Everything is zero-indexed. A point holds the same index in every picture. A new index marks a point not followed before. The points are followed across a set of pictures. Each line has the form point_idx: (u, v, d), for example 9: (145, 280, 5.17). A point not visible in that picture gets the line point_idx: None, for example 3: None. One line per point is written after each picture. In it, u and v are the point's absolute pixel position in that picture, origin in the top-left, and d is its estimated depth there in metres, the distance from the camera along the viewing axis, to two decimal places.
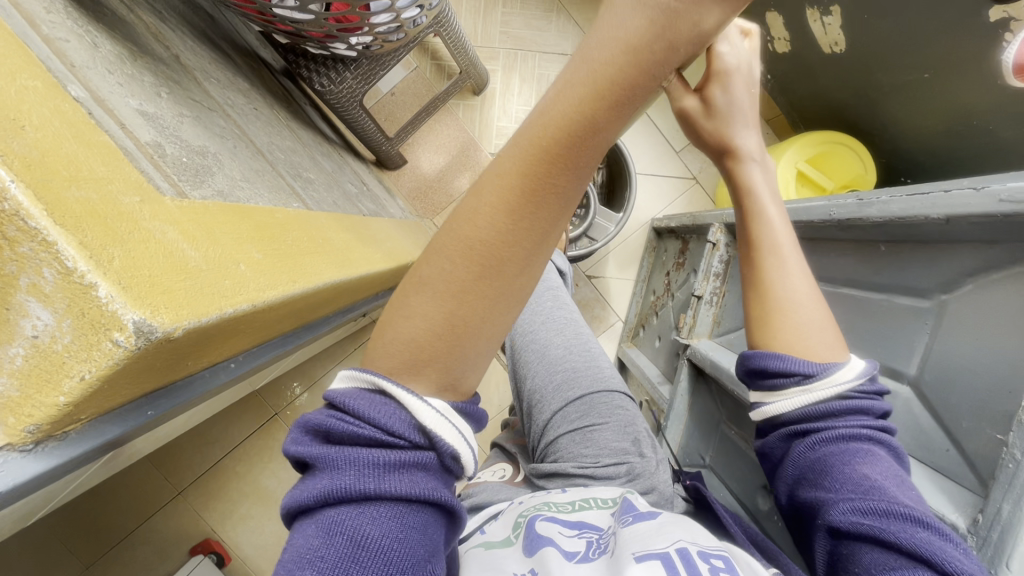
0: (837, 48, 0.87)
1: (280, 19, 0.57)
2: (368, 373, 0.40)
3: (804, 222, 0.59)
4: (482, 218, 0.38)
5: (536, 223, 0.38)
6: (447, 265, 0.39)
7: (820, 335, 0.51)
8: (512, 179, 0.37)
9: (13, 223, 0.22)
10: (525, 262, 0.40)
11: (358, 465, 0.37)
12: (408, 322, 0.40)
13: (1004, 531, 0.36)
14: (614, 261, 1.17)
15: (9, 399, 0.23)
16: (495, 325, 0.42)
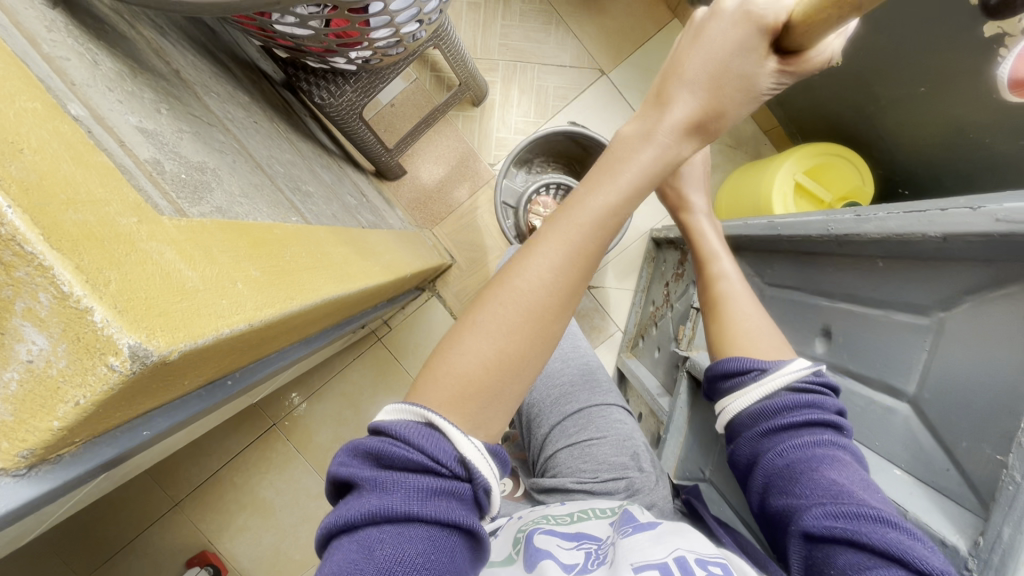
0: (833, 61, 0.87)
1: (280, 34, 0.58)
2: (417, 407, 0.41)
3: (802, 237, 0.59)
4: (530, 268, 0.45)
5: (574, 275, 0.46)
6: (498, 309, 0.45)
7: (768, 338, 0.61)
8: (560, 237, 0.45)
9: (9, 248, 0.22)
10: (563, 310, 0.46)
11: (405, 487, 0.38)
12: (461, 359, 0.44)
13: (1005, 552, 0.35)
14: (613, 271, 1.17)
15: (1, 424, 0.23)
16: (531, 372, 0.46)
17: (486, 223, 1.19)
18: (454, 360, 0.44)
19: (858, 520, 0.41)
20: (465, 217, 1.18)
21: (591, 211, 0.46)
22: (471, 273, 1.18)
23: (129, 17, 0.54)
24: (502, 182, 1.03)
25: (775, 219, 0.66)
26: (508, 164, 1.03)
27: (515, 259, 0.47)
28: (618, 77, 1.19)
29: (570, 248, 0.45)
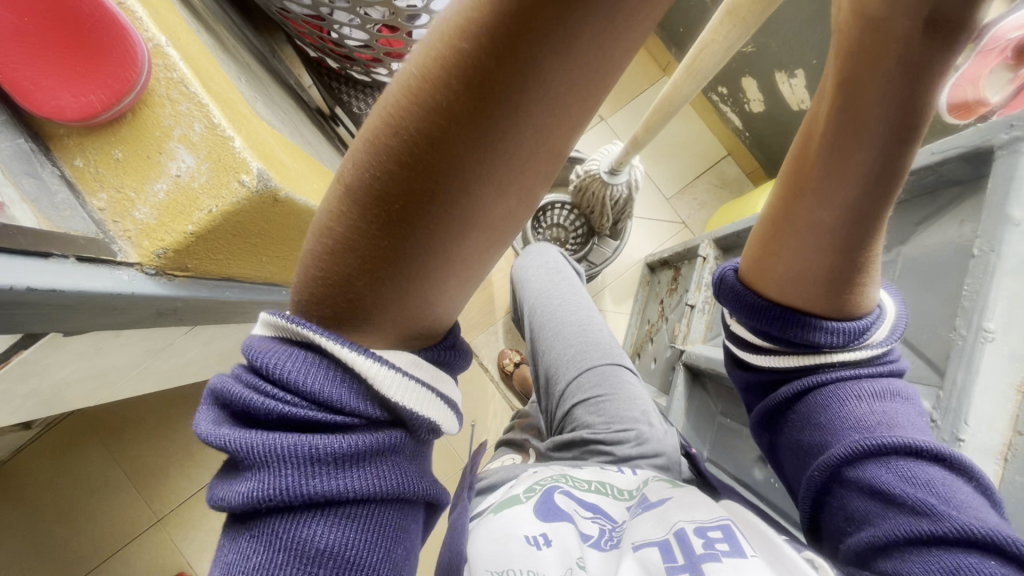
0: (804, 105, 0.97)
1: (337, 40, 0.68)
2: (291, 324, 0.26)
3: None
4: (409, 118, 0.20)
5: (521, 123, 0.20)
6: (364, 178, 0.22)
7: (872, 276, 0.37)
8: (448, 46, 0.19)
9: (177, 88, 0.28)
10: (483, 192, 0.22)
11: (292, 457, 0.25)
12: (318, 258, 0.25)
13: (961, 390, 0.34)
14: (610, 294, 1.23)
15: (146, 225, 0.28)
16: (456, 274, 0.25)
17: None
18: (314, 232, 0.25)
19: (889, 458, 0.34)
20: None
21: None
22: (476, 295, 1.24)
23: (212, 17, 0.64)
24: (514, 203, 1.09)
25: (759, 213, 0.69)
26: None
27: (411, 55, 0.21)
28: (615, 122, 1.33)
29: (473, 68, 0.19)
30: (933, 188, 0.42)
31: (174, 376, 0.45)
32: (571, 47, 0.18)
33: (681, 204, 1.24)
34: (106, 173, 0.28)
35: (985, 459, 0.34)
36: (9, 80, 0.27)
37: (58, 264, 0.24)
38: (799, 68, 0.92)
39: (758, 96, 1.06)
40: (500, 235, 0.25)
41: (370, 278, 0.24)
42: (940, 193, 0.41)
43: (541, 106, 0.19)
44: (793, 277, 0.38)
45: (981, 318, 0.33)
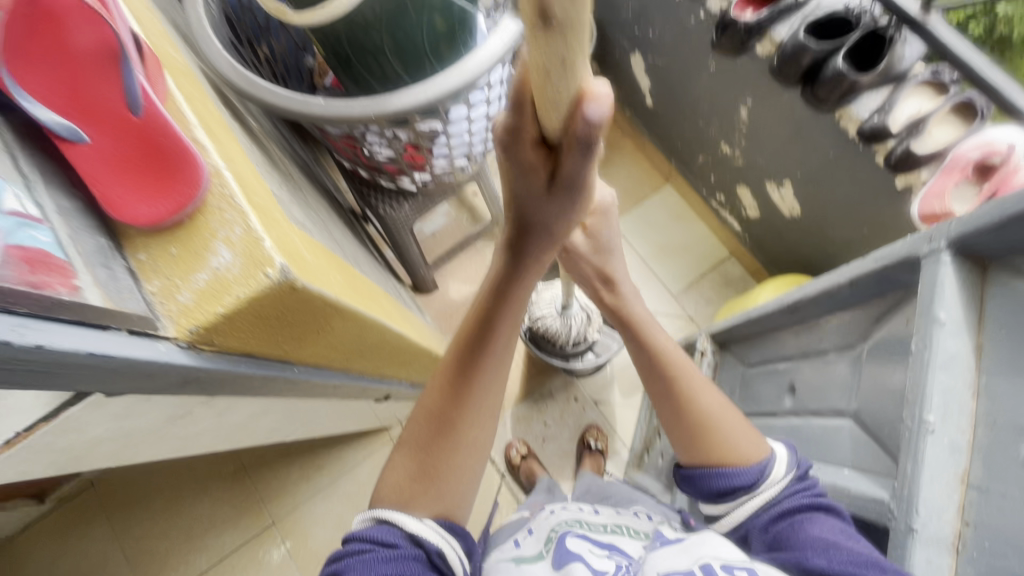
0: (795, 212, 1.03)
1: (369, 155, 0.79)
2: (370, 513, 0.48)
3: (764, 331, 0.68)
4: (436, 398, 0.50)
5: (480, 386, 0.50)
6: (419, 428, 0.50)
7: (734, 430, 0.50)
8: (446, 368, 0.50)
9: (226, 200, 0.36)
10: (470, 421, 0.49)
11: (365, 563, 0.43)
12: (393, 472, 0.50)
13: (914, 482, 0.35)
14: (619, 388, 1.24)
15: (187, 307, 0.35)
16: (468, 467, 0.50)
17: None
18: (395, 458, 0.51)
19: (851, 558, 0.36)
20: None
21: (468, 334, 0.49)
22: None
23: (266, 137, 0.76)
24: None
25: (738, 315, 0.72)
26: None
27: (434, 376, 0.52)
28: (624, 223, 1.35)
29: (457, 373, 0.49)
30: (884, 290, 0.46)
31: (189, 444, 0.49)
32: (491, 354, 0.49)
33: (688, 299, 1.28)
34: (161, 264, 0.35)
35: (935, 547, 0.35)
36: (102, 196, 0.35)
37: (111, 334, 0.30)
38: (786, 178, 1.00)
39: (751, 202, 1.14)
40: (479, 441, 0.51)
41: (419, 473, 0.48)
42: (892, 295, 0.45)
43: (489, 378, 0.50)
44: (690, 440, 0.52)
45: (921, 410, 0.35)
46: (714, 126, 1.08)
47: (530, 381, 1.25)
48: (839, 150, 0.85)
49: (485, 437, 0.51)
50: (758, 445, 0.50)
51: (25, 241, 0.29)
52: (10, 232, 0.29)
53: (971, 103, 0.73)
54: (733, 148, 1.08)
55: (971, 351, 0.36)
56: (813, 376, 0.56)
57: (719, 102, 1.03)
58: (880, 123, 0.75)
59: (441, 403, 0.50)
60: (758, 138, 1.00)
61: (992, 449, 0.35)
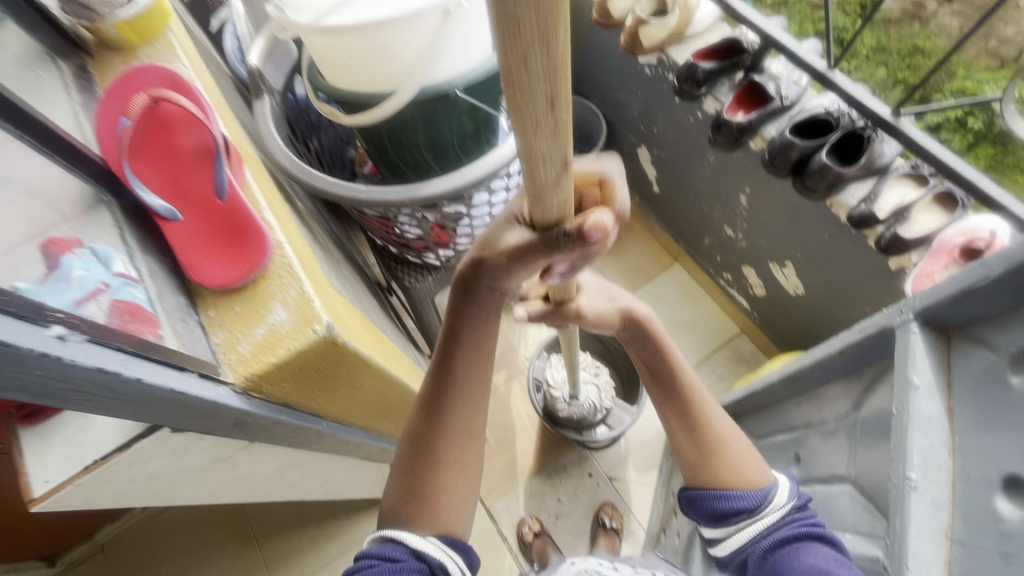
0: (799, 290, 1.08)
1: (400, 233, 0.88)
2: (379, 531, 0.53)
3: (771, 402, 0.70)
4: (421, 421, 0.53)
5: (460, 405, 0.53)
6: (409, 451, 0.54)
7: (741, 454, 0.55)
8: (427, 388, 0.54)
9: (284, 267, 0.42)
10: (454, 443, 0.53)
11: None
12: (390, 496, 0.54)
13: (904, 538, 0.36)
14: (634, 464, 1.23)
15: (244, 357, 0.40)
16: (461, 488, 0.53)
17: (518, 409, 1.30)
18: (391, 486, 0.55)
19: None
20: (500, 399, 1.31)
21: (441, 358, 0.53)
22: (500, 453, 1.25)
23: (310, 216, 0.86)
24: (536, 363, 1.18)
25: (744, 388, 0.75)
26: (543, 349, 1.19)
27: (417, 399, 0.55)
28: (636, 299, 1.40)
29: (437, 396, 0.53)
30: (875, 358, 0.49)
31: (224, 491, 0.53)
32: (464, 372, 0.52)
33: (701, 375, 1.30)
34: (225, 319, 0.41)
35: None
36: (187, 263, 0.42)
37: (186, 376, 0.35)
38: (787, 259, 1.06)
39: (758, 281, 1.19)
40: (467, 460, 0.54)
41: (415, 496, 0.52)
42: (882, 363, 0.49)
43: (467, 398, 0.53)
44: (704, 458, 0.55)
45: (904, 468, 0.37)
46: (717, 211, 1.17)
47: (544, 454, 1.25)
48: (834, 233, 0.91)
49: (471, 457, 0.54)
50: (761, 468, 0.54)
51: (127, 297, 0.38)
52: (116, 289, 0.38)
53: (951, 194, 0.79)
54: (736, 231, 1.15)
55: (943, 413, 0.39)
56: (818, 445, 0.58)
57: (720, 190, 1.12)
58: (867, 211, 0.82)
59: (424, 427, 0.53)
60: (758, 223, 1.07)
61: (969, 504, 0.36)
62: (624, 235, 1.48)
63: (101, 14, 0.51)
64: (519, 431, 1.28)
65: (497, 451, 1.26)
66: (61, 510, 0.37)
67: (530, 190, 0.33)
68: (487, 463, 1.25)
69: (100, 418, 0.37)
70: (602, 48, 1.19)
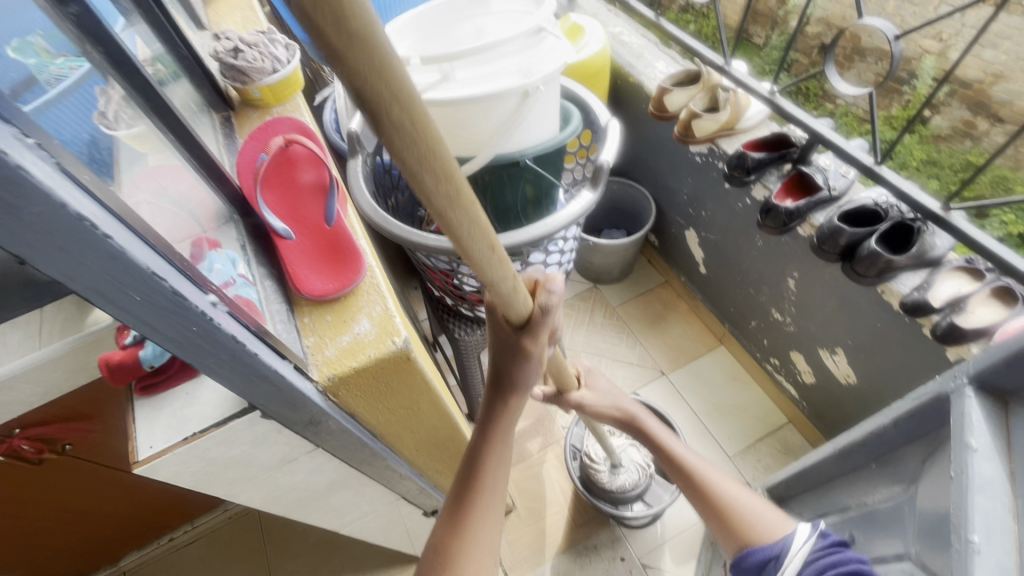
0: (850, 379, 1.05)
1: (458, 285, 0.95)
2: None
3: (824, 483, 0.68)
4: (451, 518, 0.54)
5: (486, 505, 0.54)
6: (437, 546, 0.54)
7: (757, 522, 0.62)
8: (460, 484, 0.55)
9: (373, 289, 0.49)
10: (475, 544, 0.53)
11: None
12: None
13: None
14: (670, 552, 1.15)
15: (329, 359, 0.45)
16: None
17: (551, 478, 1.27)
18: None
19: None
20: (533, 466, 1.28)
21: (473, 458, 0.55)
22: (528, 523, 1.21)
23: None
24: (575, 430, 1.17)
25: (790, 468, 0.73)
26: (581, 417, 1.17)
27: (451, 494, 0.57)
28: (677, 377, 1.38)
29: (466, 494, 0.54)
30: (938, 426, 0.49)
31: (279, 499, 0.56)
32: (493, 473, 0.55)
33: (745, 463, 1.24)
34: (316, 324, 0.47)
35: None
36: (292, 273, 0.48)
37: (285, 364, 0.39)
38: (838, 346, 1.04)
39: (807, 368, 1.16)
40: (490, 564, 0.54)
41: None
42: (945, 432, 0.48)
43: (496, 499, 0.55)
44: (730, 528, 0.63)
45: (966, 530, 0.36)
46: (764, 293, 1.18)
47: (574, 531, 1.20)
48: (886, 321, 0.91)
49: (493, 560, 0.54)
50: (784, 522, 0.62)
51: (245, 293, 0.43)
52: (240, 285, 0.44)
53: (1009, 289, 0.78)
54: (784, 315, 1.15)
55: (1005, 476, 0.38)
56: (877, 524, 0.55)
57: (768, 273, 1.14)
58: (919, 298, 0.82)
59: (451, 522, 0.54)
60: (807, 307, 1.08)
61: None
62: (667, 314, 1.49)
63: (253, 80, 0.64)
64: (550, 503, 1.24)
65: (526, 520, 1.22)
66: (152, 477, 0.41)
67: (501, 295, 0.40)
68: (514, 533, 1.21)
69: (203, 397, 0.42)
70: (657, 138, 1.30)
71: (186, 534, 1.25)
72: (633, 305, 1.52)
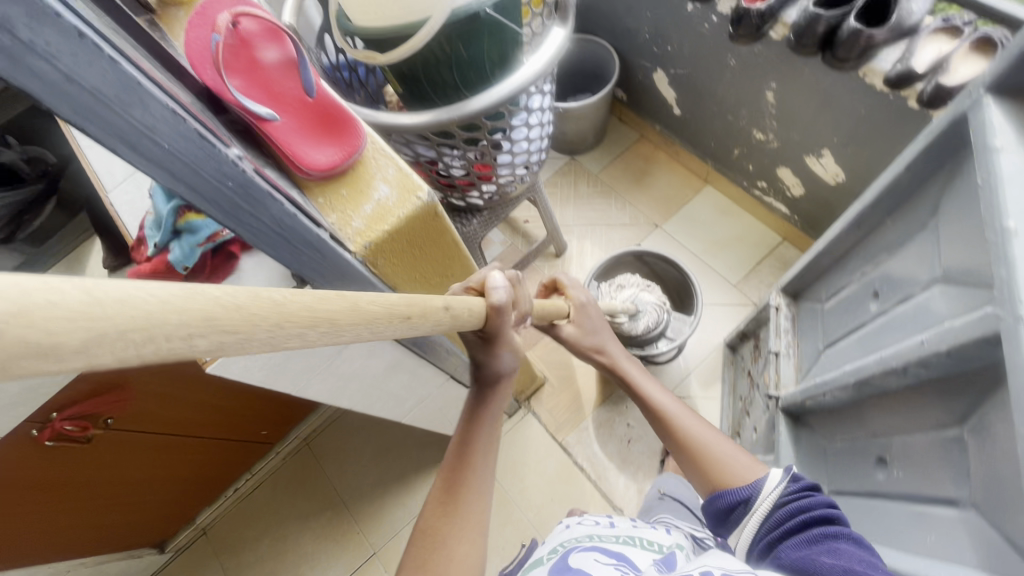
0: (839, 178, 1.08)
1: (444, 171, 0.91)
2: None
3: (841, 259, 0.71)
4: (438, 503, 0.50)
5: (474, 485, 0.51)
6: (421, 535, 0.49)
7: (732, 465, 0.62)
8: (448, 466, 0.52)
9: (377, 153, 0.46)
10: (462, 529, 0.48)
11: None
12: None
13: (1011, 276, 0.37)
14: (696, 380, 1.24)
15: (359, 229, 0.44)
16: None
17: None
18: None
19: (897, 372, 0.50)
20: (554, 340, 1.34)
21: (460, 434, 0.53)
22: (563, 389, 1.28)
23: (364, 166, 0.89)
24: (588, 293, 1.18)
25: (808, 255, 0.76)
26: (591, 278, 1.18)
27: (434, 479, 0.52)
28: (672, 225, 1.40)
29: (453, 473, 0.51)
30: (957, 154, 0.50)
31: (342, 389, 0.57)
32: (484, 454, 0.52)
33: (749, 287, 1.31)
34: (334, 200, 0.45)
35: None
36: (290, 149, 0.44)
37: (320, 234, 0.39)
38: (824, 147, 1.06)
39: (795, 180, 1.18)
40: (478, 553, 0.48)
41: None
42: (963, 157, 0.49)
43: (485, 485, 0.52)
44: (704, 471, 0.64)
45: (1002, 219, 0.38)
46: (743, 116, 1.17)
47: (606, 385, 1.27)
48: (870, 104, 0.91)
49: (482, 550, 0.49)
50: (758, 469, 0.61)
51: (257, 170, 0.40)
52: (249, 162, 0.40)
53: (990, 37, 0.77)
54: (766, 133, 1.15)
55: None
56: (895, 272, 0.59)
57: (745, 92, 1.12)
58: (904, 69, 0.82)
59: (438, 507, 0.49)
60: (789, 116, 1.07)
61: None
62: (650, 168, 1.48)
63: None
64: (578, 368, 1.30)
65: (561, 387, 1.29)
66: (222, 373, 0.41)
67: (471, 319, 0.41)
68: (552, 401, 1.28)
69: None
70: None
71: (248, 483, 1.32)
72: (614, 167, 1.50)
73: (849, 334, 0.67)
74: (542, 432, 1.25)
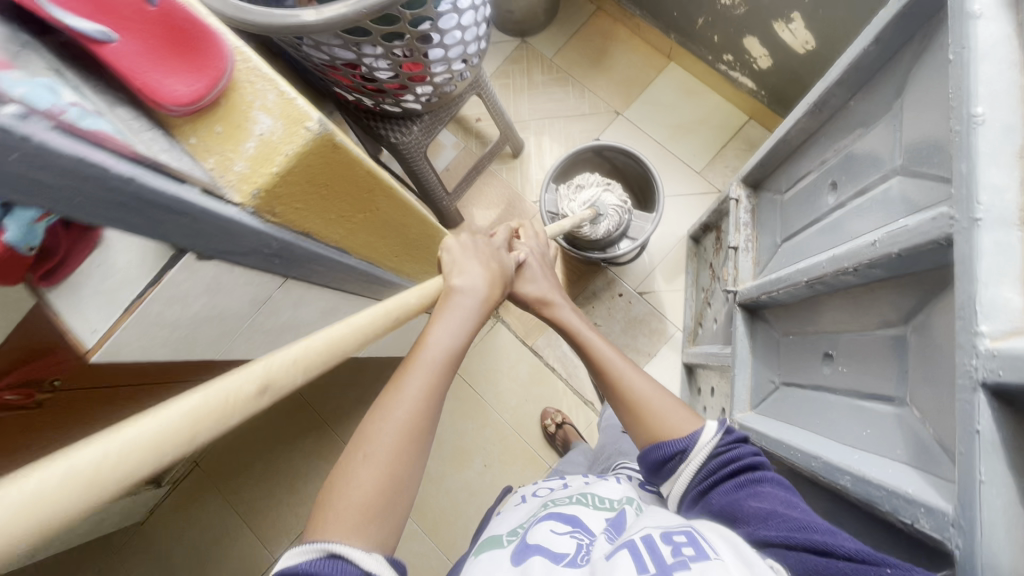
0: (809, 46, 0.98)
1: (369, 75, 0.80)
2: (319, 542, 0.39)
3: (803, 145, 0.67)
4: (399, 426, 0.45)
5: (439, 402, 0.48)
6: (372, 457, 0.43)
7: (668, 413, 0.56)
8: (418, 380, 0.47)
9: (250, 72, 0.36)
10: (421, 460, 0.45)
11: None
12: (342, 497, 0.41)
13: (971, 171, 0.33)
14: (660, 274, 1.24)
15: (244, 174, 0.36)
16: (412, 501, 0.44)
17: None
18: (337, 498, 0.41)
19: (848, 272, 0.48)
20: None
21: (439, 352, 0.49)
22: None
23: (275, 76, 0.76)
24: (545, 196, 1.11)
25: (770, 140, 0.70)
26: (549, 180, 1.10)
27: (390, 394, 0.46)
28: (633, 112, 1.31)
29: (422, 392, 0.46)
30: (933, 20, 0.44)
31: None
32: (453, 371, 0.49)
33: (713, 174, 1.26)
34: (210, 142, 0.37)
35: (1005, 228, 0.32)
36: (143, 85, 0.36)
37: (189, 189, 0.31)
38: (794, 11, 0.95)
39: (763, 51, 1.09)
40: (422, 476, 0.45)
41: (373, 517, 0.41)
42: (940, 23, 0.43)
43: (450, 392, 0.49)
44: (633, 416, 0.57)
45: (970, 105, 0.34)
46: None
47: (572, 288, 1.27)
48: None
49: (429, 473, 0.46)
50: (690, 418, 0.56)
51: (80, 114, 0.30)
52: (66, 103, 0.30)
53: None
54: None
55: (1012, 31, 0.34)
56: (856, 159, 0.55)
57: None
58: None
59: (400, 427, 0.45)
60: None
61: None
62: (608, 47, 1.34)
63: None
64: None
65: None
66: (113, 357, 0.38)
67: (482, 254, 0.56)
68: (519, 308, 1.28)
69: (117, 262, 0.38)
70: None
71: None
72: (569, 49, 1.35)
73: (806, 226, 0.64)
74: (512, 339, 1.26)
